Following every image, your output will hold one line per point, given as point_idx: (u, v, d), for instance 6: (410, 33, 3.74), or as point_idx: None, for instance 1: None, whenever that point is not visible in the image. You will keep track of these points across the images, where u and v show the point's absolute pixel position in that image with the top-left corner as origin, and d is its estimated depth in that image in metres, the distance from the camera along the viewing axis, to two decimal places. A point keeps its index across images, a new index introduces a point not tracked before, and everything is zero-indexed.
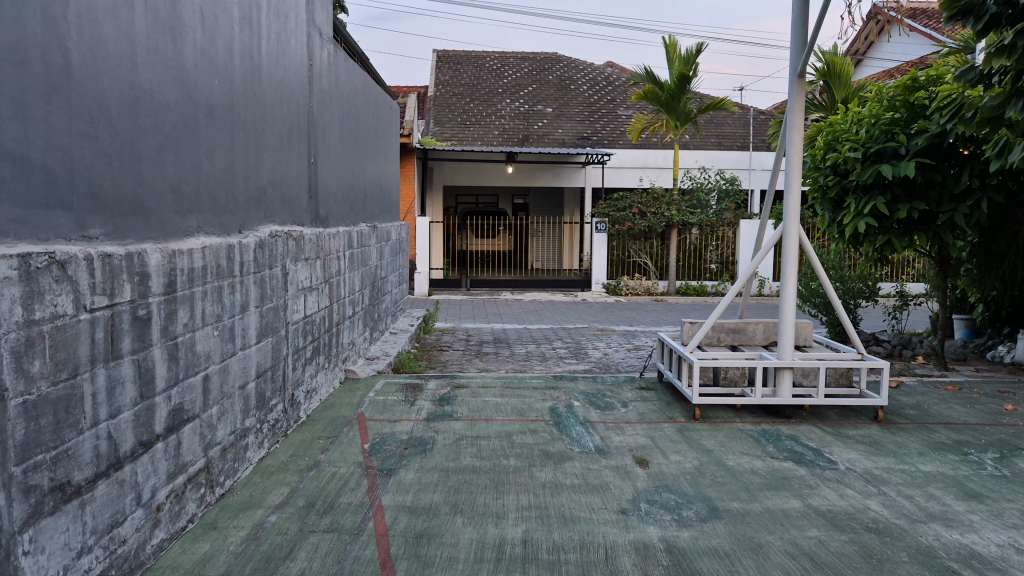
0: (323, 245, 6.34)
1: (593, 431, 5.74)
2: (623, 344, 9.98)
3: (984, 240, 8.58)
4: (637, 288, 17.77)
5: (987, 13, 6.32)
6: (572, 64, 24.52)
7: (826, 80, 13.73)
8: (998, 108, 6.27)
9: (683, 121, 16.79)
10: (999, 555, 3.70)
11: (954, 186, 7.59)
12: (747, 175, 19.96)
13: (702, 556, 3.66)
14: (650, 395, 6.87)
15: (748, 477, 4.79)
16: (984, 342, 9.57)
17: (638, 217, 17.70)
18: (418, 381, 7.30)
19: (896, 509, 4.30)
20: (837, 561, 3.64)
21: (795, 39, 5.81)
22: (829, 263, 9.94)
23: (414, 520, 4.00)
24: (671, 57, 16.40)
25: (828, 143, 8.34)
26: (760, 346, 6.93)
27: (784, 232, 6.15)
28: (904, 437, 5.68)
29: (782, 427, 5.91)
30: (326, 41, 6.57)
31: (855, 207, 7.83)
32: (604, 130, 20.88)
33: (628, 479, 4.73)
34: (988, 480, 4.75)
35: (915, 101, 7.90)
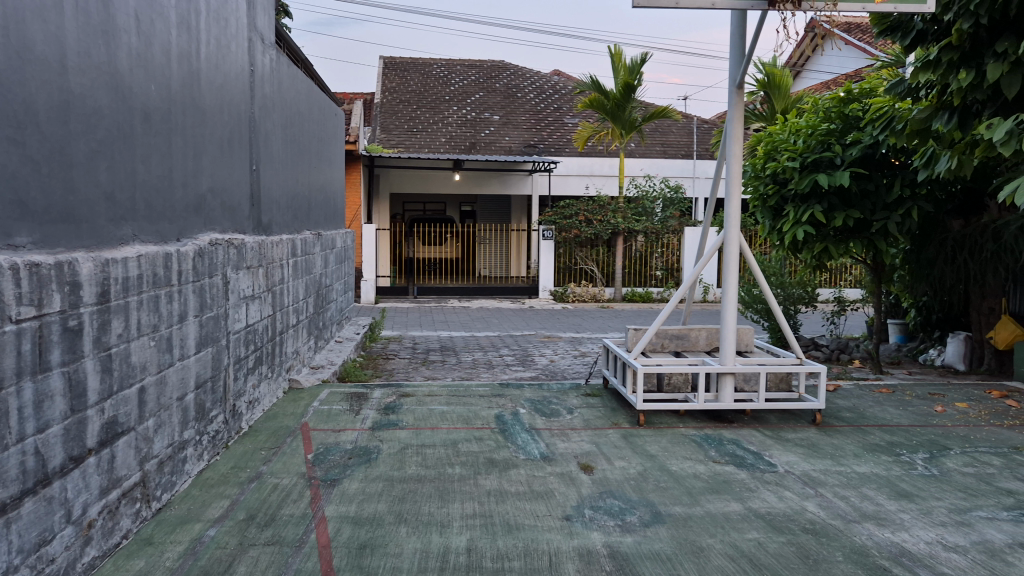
0: (266, 253, 6.25)
1: (538, 438, 5.76)
2: (570, 351, 10.05)
3: (915, 248, 8.84)
4: (584, 295, 17.88)
5: (914, 30, 6.57)
6: (519, 71, 24.63)
7: (767, 91, 14.06)
8: (926, 121, 6.53)
9: (628, 130, 16.99)
10: (928, 552, 3.82)
11: (887, 196, 7.82)
12: (691, 183, 20.29)
13: (644, 561, 3.70)
14: (595, 401, 6.93)
15: (690, 481, 4.86)
16: (916, 346, 9.85)
17: (584, 225, 17.83)
18: (364, 390, 7.25)
19: (832, 510, 4.41)
20: (774, 563, 3.71)
21: (734, 50, 5.94)
22: (770, 269, 10.16)
23: (358, 531, 3.96)
24: (616, 66, 16.58)
25: (768, 152, 8.52)
26: (704, 351, 7.04)
27: (725, 240, 6.26)
28: (840, 440, 5.82)
29: (724, 432, 6.01)
30: (269, 47, 6.49)
31: (794, 215, 8.02)
32: (551, 138, 21.01)
33: (573, 486, 4.76)
34: (918, 480, 4.90)
35: (850, 113, 8.12)
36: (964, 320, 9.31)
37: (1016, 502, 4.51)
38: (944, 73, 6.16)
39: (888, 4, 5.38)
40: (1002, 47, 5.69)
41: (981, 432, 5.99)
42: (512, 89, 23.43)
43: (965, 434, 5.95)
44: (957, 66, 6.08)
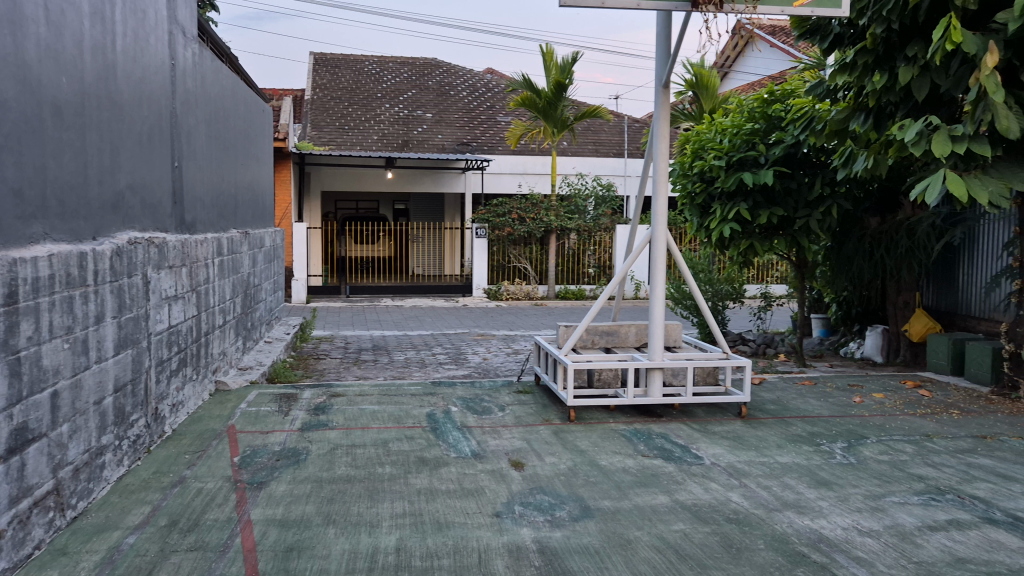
0: (189, 252, 6.09)
1: (470, 436, 5.77)
2: (503, 348, 10.08)
3: (836, 244, 9.14)
4: (518, 292, 17.93)
5: (832, 33, 6.78)
6: (451, 69, 24.55)
7: (695, 91, 14.33)
8: (843, 121, 6.77)
9: (560, 128, 17.11)
10: (844, 537, 3.96)
11: (808, 194, 8.06)
12: (622, 181, 20.57)
13: (573, 555, 3.74)
14: (527, 398, 6.96)
15: (619, 476, 4.93)
16: (837, 340, 10.16)
17: (517, 223, 17.90)
18: (293, 391, 7.14)
19: (755, 499, 4.53)
20: (699, 553, 3.79)
21: (659, 50, 6.04)
22: (699, 266, 10.36)
23: (284, 534, 3.90)
24: (548, 65, 16.68)
25: (695, 151, 8.65)
26: (633, 347, 7.16)
27: (652, 237, 6.35)
28: (764, 432, 5.97)
29: (653, 426, 6.11)
30: (191, 41, 6.34)
31: (721, 212, 8.19)
32: (483, 136, 21.02)
33: (504, 483, 4.77)
34: (836, 468, 5.07)
35: (773, 114, 8.33)
36: (881, 314, 9.66)
37: (926, 486, 4.71)
38: (860, 76, 6.38)
39: (806, 7, 5.53)
40: (913, 51, 5.94)
41: (896, 421, 6.22)
42: (444, 87, 23.36)
43: (881, 423, 6.17)
44: (871, 69, 6.32)
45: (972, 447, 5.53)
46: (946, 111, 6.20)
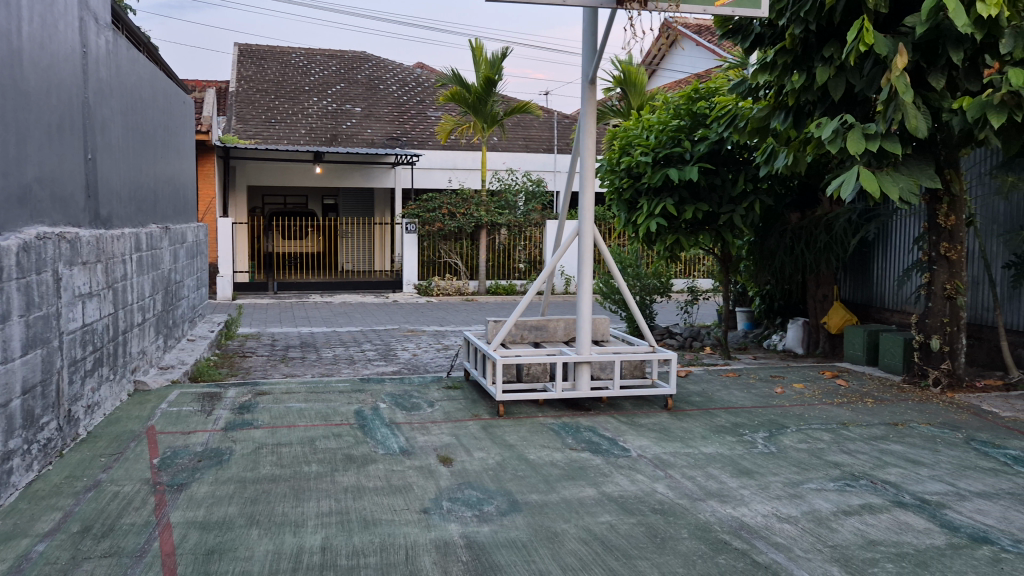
0: (105, 248, 5.88)
1: (398, 432, 5.73)
2: (433, 344, 10.03)
3: (758, 239, 9.38)
4: (449, 288, 17.83)
5: (753, 33, 6.93)
6: (381, 63, 24.28)
7: (623, 87, 14.52)
8: (764, 119, 6.95)
9: (490, 124, 17.09)
10: (764, 524, 4.07)
11: (732, 190, 8.25)
12: (552, 176, 20.68)
13: (500, 549, 3.75)
14: (456, 394, 6.94)
15: (547, 469, 4.96)
16: (761, 333, 10.42)
17: (447, 218, 17.83)
18: (216, 389, 6.97)
19: (679, 489, 4.61)
20: (625, 543, 3.84)
21: (586, 46, 6.08)
22: (627, 261, 10.50)
23: (205, 536, 3.80)
24: (478, 60, 16.66)
25: (622, 147, 8.71)
26: (562, 341, 7.20)
27: (580, 231, 6.39)
28: (689, 423, 6.09)
29: (581, 419, 6.17)
30: (104, 28, 6.12)
31: (647, 208, 8.29)
32: (414, 130, 20.87)
33: (432, 478, 4.75)
34: (758, 458, 5.20)
35: (698, 111, 8.46)
36: (802, 307, 9.96)
37: (841, 473, 4.87)
38: (780, 75, 6.55)
39: (727, 7, 5.65)
40: (829, 52, 6.13)
41: (814, 410, 6.42)
42: (374, 81, 23.10)
43: (800, 413, 6.36)
44: (790, 68, 6.49)
45: (885, 434, 5.75)
46: (860, 110, 6.42)
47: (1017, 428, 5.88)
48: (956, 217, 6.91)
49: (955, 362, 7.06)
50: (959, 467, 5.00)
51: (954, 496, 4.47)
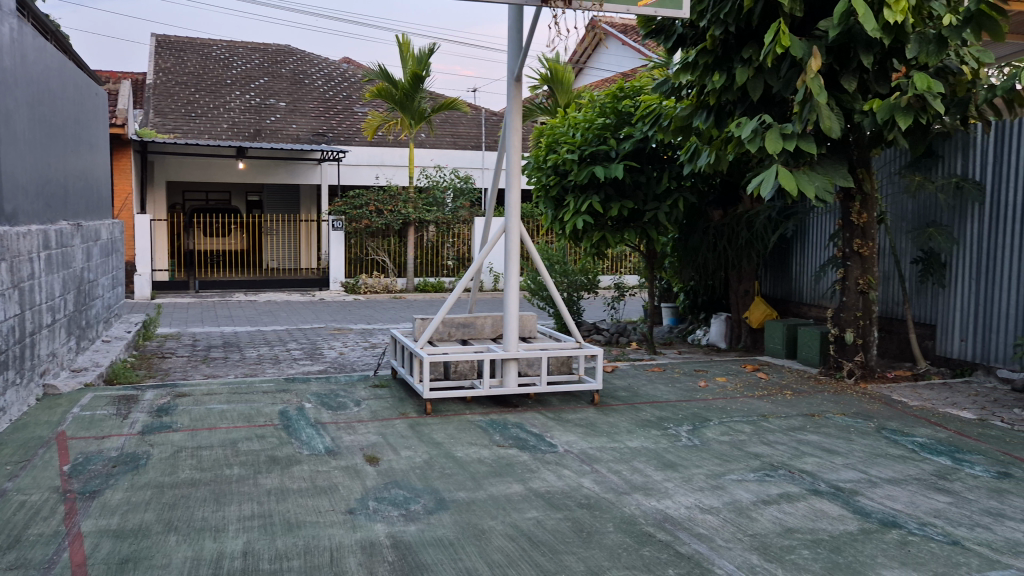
0: (9, 246, 5.63)
1: (323, 432, 5.64)
2: (360, 342, 9.91)
3: (682, 236, 9.57)
4: (376, 286, 17.75)
5: (676, 33, 7.04)
6: (306, 57, 23.84)
7: (550, 85, 14.60)
8: (687, 118, 7.09)
9: (417, 121, 16.98)
10: (687, 516, 4.15)
11: (656, 188, 8.41)
12: (480, 173, 20.67)
13: (427, 548, 3.73)
14: (384, 392, 6.88)
15: (474, 466, 4.96)
16: (686, 327, 10.61)
17: (375, 215, 17.67)
18: (133, 392, 6.75)
19: (605, 484, 4.67)
20: (552, 539, 3.87)
21: (512, 43, 6.09)
22: (554, 258, 10.58)
23: (119, 545, 3.66)
24: (405, 55, 16.52)
25: (549, 145, 8.74)
26: (490, 338, 7.21)
27: (506, 228, 6.40)
28: (615, 418, 6.17)
29: (509, 416, 6.19)
30: (7, 16, 5.84)
31: (574, 205, 8.35)
32: (340, 126, 20.57)
33: (358, 478, 4.69)
34: (681, 450, 5.31)
35: (623, 109, 8.55)
36: (725, 302, 10.21)
37: (761, 463, 5.01)
38: (701, 75, 6.68)
39: (650, 8, 5.73)
40: (749, 54, 6.28)
41: (735, 403, 6.59)
42: (298, 75, 22.68)
43: (722, 406, 6.52)
44: (711, 69, 6.63)
45: (802, 425, 5.94)
46: (778, 110, 6.61)
47: (924, 417, 6.14)
48: (868, 215, 7.17)
49: (868, 354, 7.34)
50: (871, 455, 5.19)
51: (866, 483, 4.64)
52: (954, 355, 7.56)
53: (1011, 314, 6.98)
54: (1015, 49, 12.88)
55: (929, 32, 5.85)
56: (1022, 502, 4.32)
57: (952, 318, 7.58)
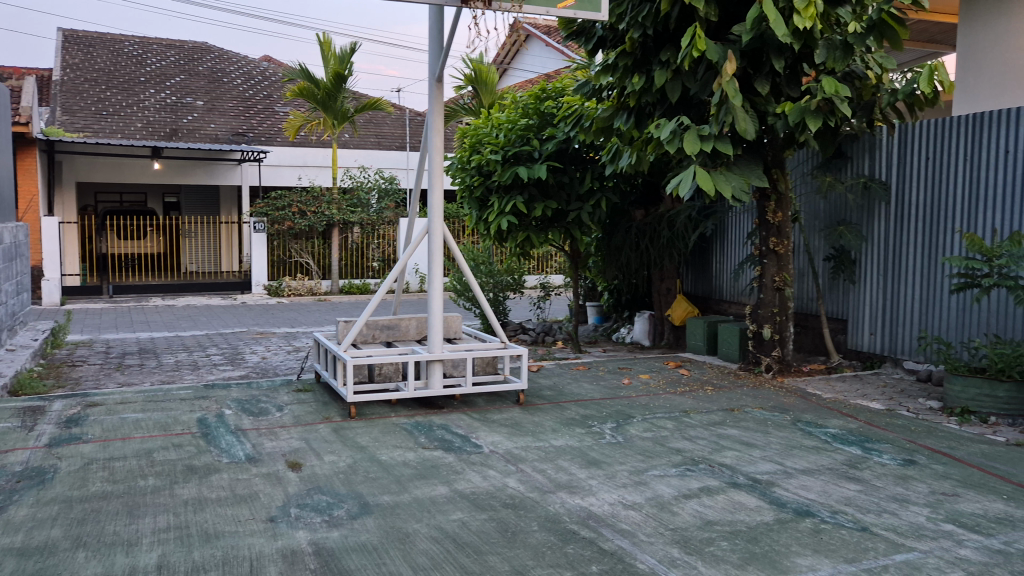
0: None
1: (244, 439, 5.51)
2: (283, 346, 9.72)
3: (605, 235, 9.70)
4: (299, 288, 17.31)
5: (596, 36, 7.13)
6: (224, 55, 23.25)
7: (474, 86, 14.60)
8: (609, 119, 7.18)
9: (340, 120, 16.76)
10: (610, 512, 4.20)
11: (579, 188, 8.51)
12: (405, 174, 20.52)
13: (350, 554, 3.68)
14: (307, 397, 6.77)
15: (399, 470, 4.92)
16: (610, 326, 10.74)
17: (298, 217, 17.38)
18: (40, 403, 6.47)
19: (530, 483, 4.69)
20: (476, 540, 3.87)
21: (432, 43, 6.06)
22: (479, 258, 10.59)
23: (22, 564, 3.50)
24: (326, 55, 16.30)
25: (472, 145, 8.73)
26: (414, 340, 7.17)
27: (430, 229, 6.36)
28: (540, 417, 6.21)
29: (434, 418, 6.16)
30: None
31: (498, 206, 8.36)
32: (260, 126, 20.14)
33: (279, 485, 4.60)
34: (605, 448, 5.37)
35: (545, 110, 8.61)
36: (648, 300, 10.39)
37: (682, 458, 5.11)
38: (621, 77, 6.77)
39: (569, 10, 5.78)
40: (666, 57, 6.41)
41: (658, 400, 6.71)
42: (216, 73, 22.12)
43: (645, 402, 6.63)
44: (631, 71, 6.73)
45: (722, 419, 6.08)
46: (695, 113, 6.75)
47: (837, 408, 6.36)
48: (783, 214, 7.40)
49: (784, 349, 7.57)
50: (786, 447, 5.36)
51: (782, 474, 4.78)
52: (864, 349, 7.87)
53: (916, 309, 7.30)
54: (917, 54, 13.48)
55: (835, 39, 6.08)
56: (925, 487, 4.52)
57: (862, 312, 7.88)
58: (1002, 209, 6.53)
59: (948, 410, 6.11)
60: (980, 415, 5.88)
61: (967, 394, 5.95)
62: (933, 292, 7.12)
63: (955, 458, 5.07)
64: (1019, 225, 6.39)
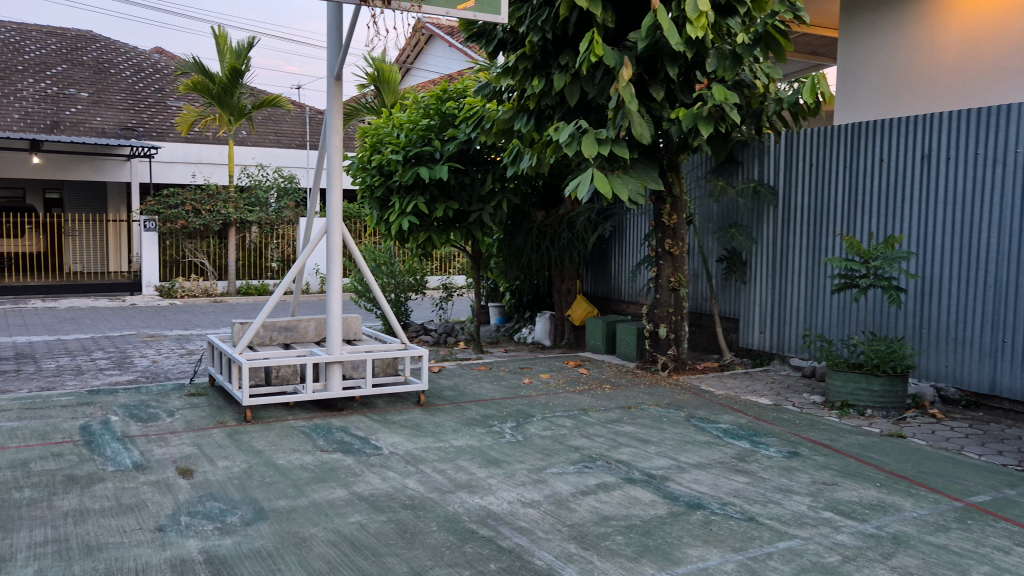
0: None
1: (131, 446, 5.29)
2: (175, 349, 9.39)
3: (507, 236, 9.77)
4: (194, 289, 16.83)
5: (496, 38, 7.19)
6: (111, 45, 22.25)
7: (376, 85, 14.45)
8: (509, 121, 7.25)
9: (236, 117, 16.28)
10: (510, 510, 4.24)
11: (480, 189, 8.57)
12: (305, 172, 20.14)
13: (243, 560, 3.59)
14: (200, 401, 6.56)
15: (296, 473, 4.83)
16: (512, 326, 10.83)
17: (192, 215, 16.82)
18: None
19: (430, 483, 4.69)
20: (374, 542, 3.84)
21: (331, 41, 5.98)
22: (380, 258, 10.49)
23: None
24: (222, 48, 15.81)
25: (373, 145, 8.61)
26: (313, 341, 7.05)
27: (329, 230, 6.26)
28: (441, 417, 6.21)
29: (333, 420, 6.07)
30: None
31: (399, 206, 8.30)
32: (151, 120, 19.38)
33: (169, 493, 4.44)
34: (505, 447, 5.42)
35: (447, 110, 8.61)
36: (549, 301, 10.54)
37: (580, 456, 5.21)
38: (521, 79, 6.84)
39: (469, 11, 5.80)
40: (566, 61, 6.52)
41: (557, 399, 6.81)
42: (103, 64, 21.14)
43: (545, 401, 6.72)
44: (531, 74, 6.81)
45: (619, 417, 6.22)
46: (594, 116, 6.89)
47: (728, 404, 6.61)
48: (677, 216, 7.63)
49: (679, 347, 7.80)
50: (680, 442, 5.53)
51: (675, 469, 4.93)
52: (754, 346, 8.20)
53: (801, 307, 7.66)
54: (801, 66, 14.12)
55: (726, 49, 6.32)
56: (807, 477, 4.76)
57: (752, 311, 8.21)
58: (879, 214, 6.93)
59: (830, 403, 6.44)
60: (858, 409, 6.22)
61: (847, 387, 6.28)
62: (817, 292, 7.49)
63: (836, 449, 5.35)
64: (893, 229, 6.81)
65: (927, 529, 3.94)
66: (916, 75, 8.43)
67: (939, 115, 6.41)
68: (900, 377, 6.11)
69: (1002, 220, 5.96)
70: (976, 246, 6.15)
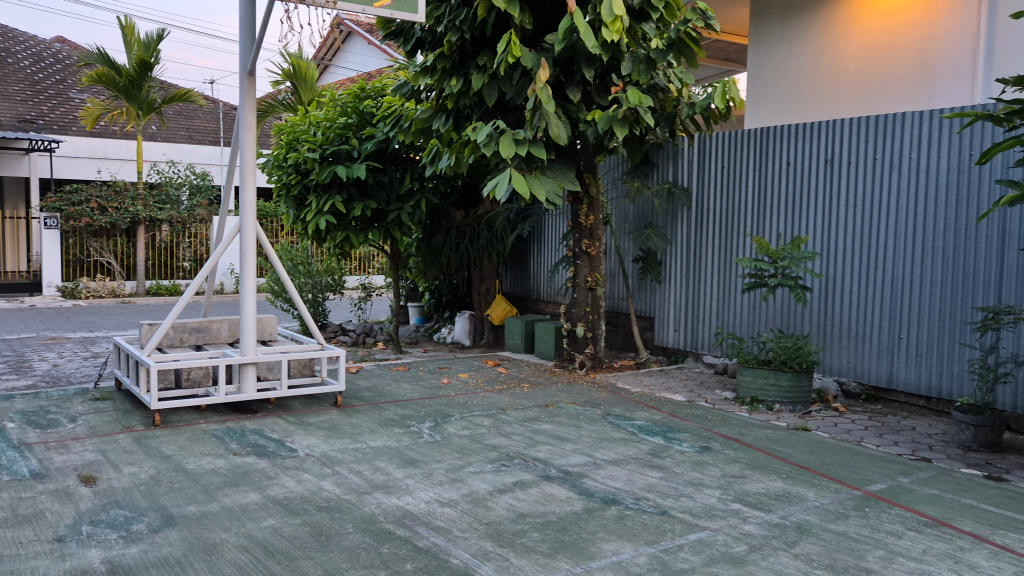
0: None
1: (28, 454, 5.06)
2: (78, 352, 9.02)
3: (425, 236, 9.74)
4: (100, 289, 16.18)
5: (415, 37, 7.16)
6: (8, 33, 21.18)
7: (292, 81, 14.20)
8: (427, 120, 7.23)
9: (146, 111, 15.72)
10: (427, 510, 4.23)
11: (399, 188, 8.52)
12: (218, 169, 19.62)
13: (149, 569, 3.47)
14: (105, 406, 6.32)
15: (207, 478, 4.70)
16: (431, 326, 10.79)
17: (97, 213, 16.19)
18: None
19: (346, 485, 4.63)
20: (287, 545, 3.77)
21: (244, 36, 5.84)
22: (297, 257, 10.31)
23: None
24: (129, 40, 15.28)
25: (288, 143, 8.45)
26: (225, 343, 6.87)
27: (241, 228, 6.12)
28: (358, 418, 6.14)
29: (246, 423, 5.93)
30: None
31: (316, 205, 8.17)
32: (52, 113, 18.53)
33: (69, 502, 4.27)
34: (422, 447, 5.40)
35: (364, 109, 8.50)
36: (468, 300, 10.55)
37: (498, 454, 5.23)
38: (440, 78, 6.82)
39: (386, 10, 5.74)
40: (484, 61, 6.54)
41: (476, 398, 6.82)
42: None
43: (463, 401, 6.71)
44: (449, 73, 6.80)
45: (537, 415, 6.28)
46: (512, 117, 6.94)
47: (643, 401, 6.75)
48: (594, 216, 7.76)
49: (596, 346, 7.91)
50: (596, 439, 5.61)
51: (591, 466, 5.01)
52: (669, 344, 8.40)
53: (713, 306, 7.88)
54: (714, 71, 14.50)
55: (640, 53, 6.47)
56: (717, 471, 4.90)
57: (667, 309, 8.41)
58: (785, 216, 7.19)
59: (740, 399, 6.64)
60: (767, 404, 6.42)
61: (756, 383, 6.49)
62: (728, 292, 7.71)
63: (745, 443, 5.51)
64: (799, 230, 7.07)
65: (827, 518, 4.11)
66: (823, 82, 8.76)
67: (840, 121, 6.70)
68: (805, 373, 6.36)
69: (898, 222, 6.27)
70: (874, 246, 6.45)
